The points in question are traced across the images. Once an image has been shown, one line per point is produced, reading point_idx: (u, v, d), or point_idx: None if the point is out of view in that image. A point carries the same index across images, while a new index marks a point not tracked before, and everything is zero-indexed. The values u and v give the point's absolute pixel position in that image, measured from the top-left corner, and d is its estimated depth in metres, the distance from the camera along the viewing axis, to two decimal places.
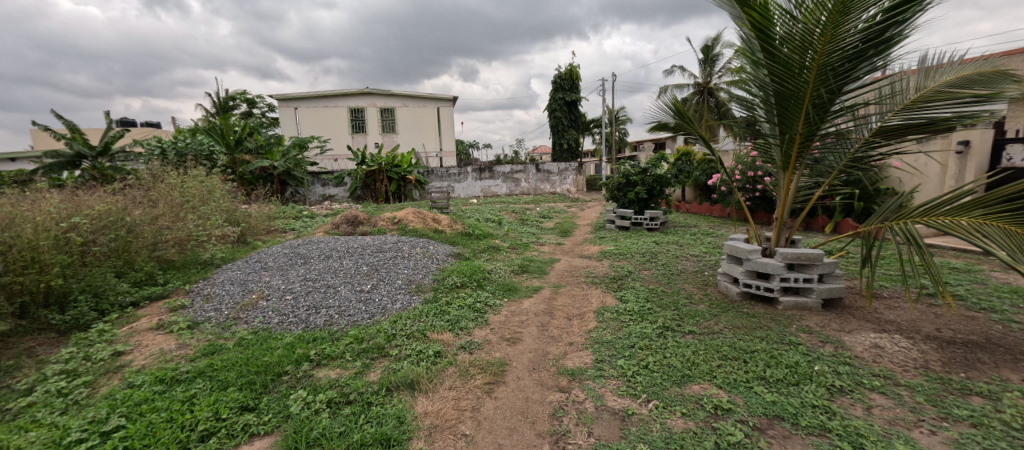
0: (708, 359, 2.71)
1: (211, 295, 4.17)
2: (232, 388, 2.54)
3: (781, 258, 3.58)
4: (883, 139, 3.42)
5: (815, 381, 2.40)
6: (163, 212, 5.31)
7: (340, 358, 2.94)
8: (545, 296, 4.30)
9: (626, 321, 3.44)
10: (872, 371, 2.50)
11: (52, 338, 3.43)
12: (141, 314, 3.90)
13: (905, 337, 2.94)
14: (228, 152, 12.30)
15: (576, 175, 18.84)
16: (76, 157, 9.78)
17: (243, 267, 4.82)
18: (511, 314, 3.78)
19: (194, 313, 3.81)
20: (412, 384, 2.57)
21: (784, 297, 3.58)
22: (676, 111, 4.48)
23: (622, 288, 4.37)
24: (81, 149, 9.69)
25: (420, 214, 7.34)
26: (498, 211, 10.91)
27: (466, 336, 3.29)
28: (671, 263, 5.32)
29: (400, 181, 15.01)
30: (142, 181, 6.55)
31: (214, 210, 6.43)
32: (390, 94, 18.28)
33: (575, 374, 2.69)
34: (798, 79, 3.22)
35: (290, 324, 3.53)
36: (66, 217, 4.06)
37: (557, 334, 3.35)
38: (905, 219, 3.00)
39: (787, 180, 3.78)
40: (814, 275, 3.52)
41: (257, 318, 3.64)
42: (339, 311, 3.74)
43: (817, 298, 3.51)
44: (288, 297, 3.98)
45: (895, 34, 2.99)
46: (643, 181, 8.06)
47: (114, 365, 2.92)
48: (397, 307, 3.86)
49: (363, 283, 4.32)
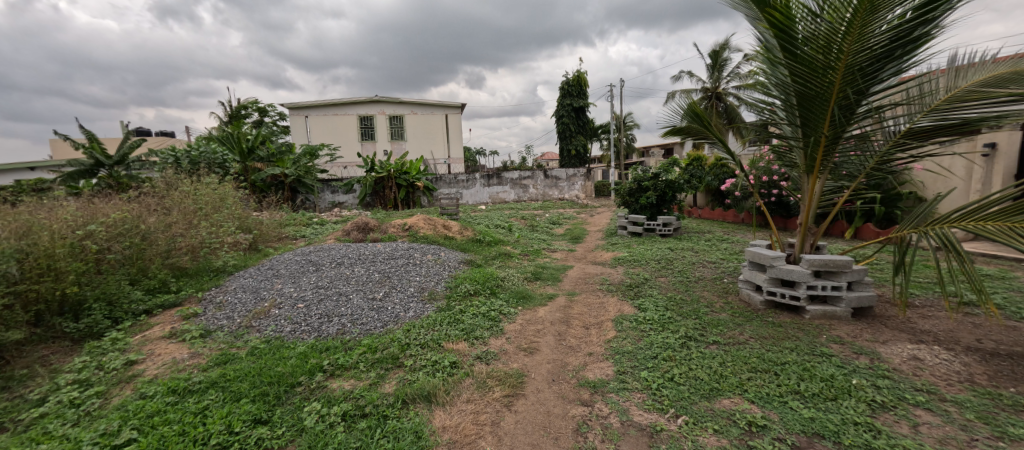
0: (736, 371, 2.59)
1: (223, 303, 4.12)
2: (245, 399, 2.47)
3: (807, 265, 3.47)
4: (913, 141, 3.32)
5: (854, 395, 2.27)
6: (176, 219, 5.32)
7: (354, 368, 2.87)
8: (560, 304, 4.20)
9: (646, 331, 3.33)
10: (915, 385, 2.37)
11: (67, 347, 3.42)
12: (154, 322, 3.88)
13: (945, 348, 2.80)
14: (241, 160, 12.41)
15: (585, 181, 18.73)
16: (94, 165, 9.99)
17: (255, 274, 4.77)
18: (527, 322, 3.69)
19: (206, 322, 3.77)
20: (429, 396, 2.48)
21: (811, 306, 3.45)
22: (693, 114, 4.36)
23: (639, 296, 4.26)
24: (98, 158, 9.87)
25: (431, 221, 7.29)
26: (507, 217, 10.89)
27: (482, 346, 3.20)
28: (687, 270, 5.20)
29: (409, 188, 15.10)
30: (156, 188, 6.61)
31: (227, 218, 6.45)
32: (400, 101, 18.42)
33: (597, 386, 2.59)
34: (823, 79, 3.11)
35: (303, 333, 3.48)
36: (82, 225, 4.08)
37: (575, 344, 3.24)
38: (942, 223, 2.89)
39: (812, 185, 3.64)
40: (842, 282, 3.39)
41: (270, 327, 3.59)
42: (352, 319, 3.68)
43: (847, 307, 3.37)
44: (300, 306, 3.92)
45: (924, 32, 2.88)
46: (655, 186, 7.94)
47: (126, 375, 2.87)
48: (410, 316, 3.80)
49: (376, 291, 4.26)
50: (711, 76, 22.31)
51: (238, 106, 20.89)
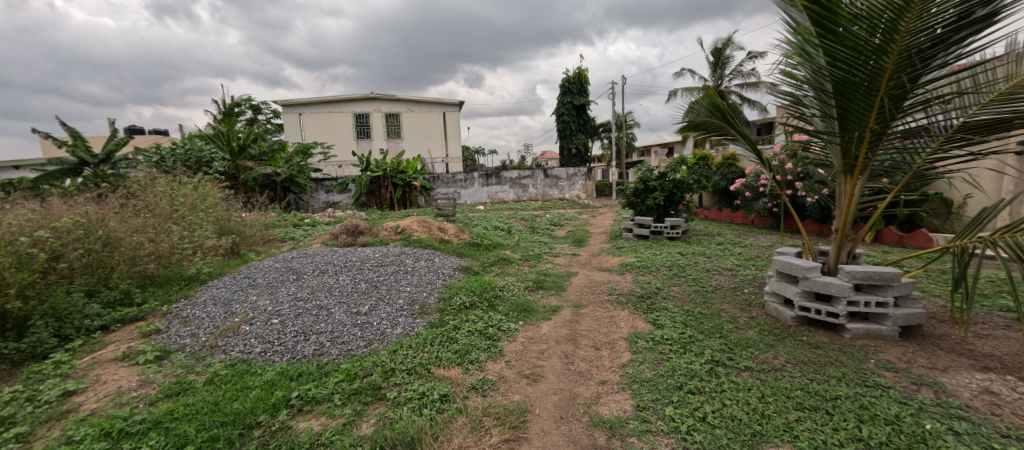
0: (781, 410, 2.18)
1: (190, 318, 3.69)
2: (190, 447, 2.04)
3: (848, 278, 3.06)
4: (972, 136, 2.91)
5: (931, 445, 1.86)
6: (146, 222, 4.88)
7: (328, 401, 2.44)
8: (565, 318, 3.78)
9: (666, 353, 2.91)
10: (1000, 431, 1.96)
11: (2, 371, 2.98)
12: (109, 340, 3.44)
13: (1019, 378, 2.39)
14: (232, 159, 12.29)
15: (586, 181, 18.33)
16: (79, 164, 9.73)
17: (230, 283, 4.33)
18: (529, 341, 3.27)
19: (167, 341, 3.33)
20: (412, 442, 2.06)
21: (852, 324, 3.04)
22: (714, 107, 3.93)
23: (653, 309, 3.84)
24: (83, 156, 9.56)
25: (425, 223, 6.85)
26: (506, 218, 10.47)
27: (479, 372, 2.77)
28: (702, 278, 4.79)
29: (405, 187, 14.70)
30: (130, 189, 6.17)
31: (205, 220, 6.01)
32: (397, 98, 17.97)
33: (614, 427, 2.17)
34: (874, 64, 2.70)
35: (274, 355, 3.06)
36: (31, 231, 3.64)
37: (585, 370, 2.82)
38: (1014, 232, 2.47)
39: (851, 186, 3.23)
40: (889, 298, 2.98)
41: (237, 347, 3.16)
42: (331, 338, 3.26)
43: (894, 326, 2.96)
44: (275, 322, 3.48)
45: (996, 8, 2.46)
46: (663, 187, 7.53)
47: (58, 411, 2.44)
48: (397, 333, 3.37)
49: (360, 304, 3.82)
50: (713, 74, 21.95)
51: (231, 104, 20.47)
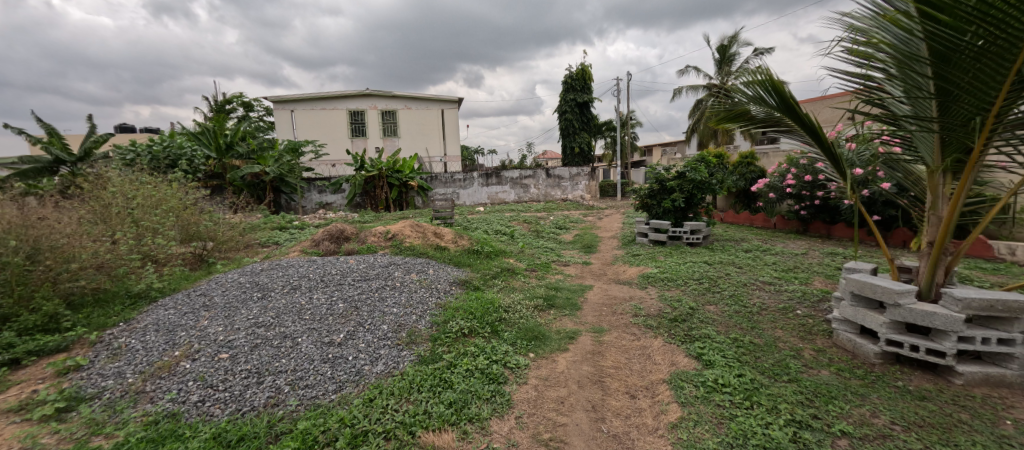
0: None
1: (122, 349, 2.97)
2: None
3: (960, 308, 2.37)
4: None
5: None
6: (89, 228, 4.15)
7: None
8: (586, 349, 3.09)
9: (726, 408, 2.21)
10: None
11: None
12: (15, 380, 2.71)
13: None
14: (219, 157, 11.85)
15: (589, 181, 17.65)
16: (54, 162, 9.52)
17: (181, 303, 3.61)
18: (543, 385, 2.58)
19: (84, 383, 2.62)
20: None
21: (965, 367, 2.36)
22: (768, 90, 3.12)
23: (693, 338, 3.14)
24: (59, 155, 9.45)
25: (420, 227, 6.14)
26: (508, 221, 9.76)
27: (480, 437, 2.08)
28: (742, 295, 4.09)
29: (402, 188, 14.03)
30: (83, 189, 5.44)
31: (168, 225, 5.29)
32: (393, 95, 17.26)
33: None
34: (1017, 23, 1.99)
35: (215, 407, 2.36)
36: None
37: (620, 432, 2.13)
38: None
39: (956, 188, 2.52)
40: (1016, 335, 2.30)
41: (168, 394, 2.45)
42: (292, 381, 2.56)
43: (1021, 371, 2.30)
44: (222, 357, 2.77)
45: None
46: (682, 187, 6.84)
47: None
48: (377, 372, 2.67)
49: (335, 331, 3.12)
50: (720, 71, 21.31)
51: (222, 100, 19.74)
